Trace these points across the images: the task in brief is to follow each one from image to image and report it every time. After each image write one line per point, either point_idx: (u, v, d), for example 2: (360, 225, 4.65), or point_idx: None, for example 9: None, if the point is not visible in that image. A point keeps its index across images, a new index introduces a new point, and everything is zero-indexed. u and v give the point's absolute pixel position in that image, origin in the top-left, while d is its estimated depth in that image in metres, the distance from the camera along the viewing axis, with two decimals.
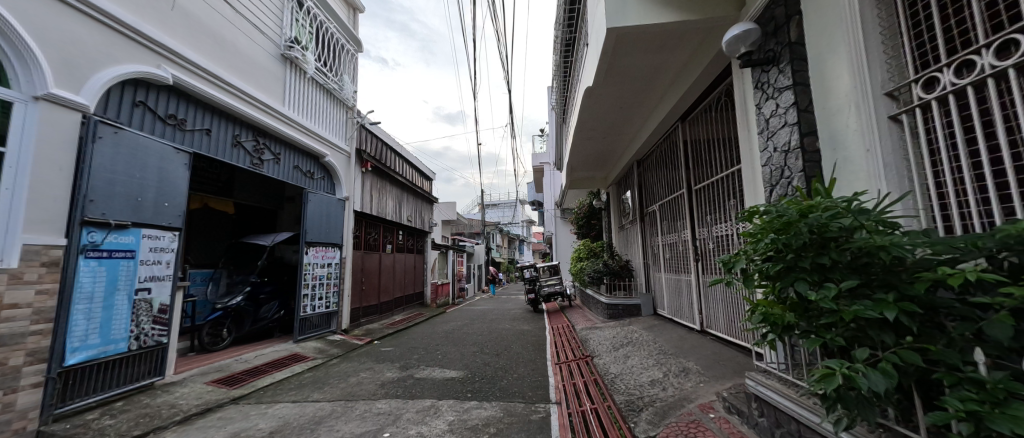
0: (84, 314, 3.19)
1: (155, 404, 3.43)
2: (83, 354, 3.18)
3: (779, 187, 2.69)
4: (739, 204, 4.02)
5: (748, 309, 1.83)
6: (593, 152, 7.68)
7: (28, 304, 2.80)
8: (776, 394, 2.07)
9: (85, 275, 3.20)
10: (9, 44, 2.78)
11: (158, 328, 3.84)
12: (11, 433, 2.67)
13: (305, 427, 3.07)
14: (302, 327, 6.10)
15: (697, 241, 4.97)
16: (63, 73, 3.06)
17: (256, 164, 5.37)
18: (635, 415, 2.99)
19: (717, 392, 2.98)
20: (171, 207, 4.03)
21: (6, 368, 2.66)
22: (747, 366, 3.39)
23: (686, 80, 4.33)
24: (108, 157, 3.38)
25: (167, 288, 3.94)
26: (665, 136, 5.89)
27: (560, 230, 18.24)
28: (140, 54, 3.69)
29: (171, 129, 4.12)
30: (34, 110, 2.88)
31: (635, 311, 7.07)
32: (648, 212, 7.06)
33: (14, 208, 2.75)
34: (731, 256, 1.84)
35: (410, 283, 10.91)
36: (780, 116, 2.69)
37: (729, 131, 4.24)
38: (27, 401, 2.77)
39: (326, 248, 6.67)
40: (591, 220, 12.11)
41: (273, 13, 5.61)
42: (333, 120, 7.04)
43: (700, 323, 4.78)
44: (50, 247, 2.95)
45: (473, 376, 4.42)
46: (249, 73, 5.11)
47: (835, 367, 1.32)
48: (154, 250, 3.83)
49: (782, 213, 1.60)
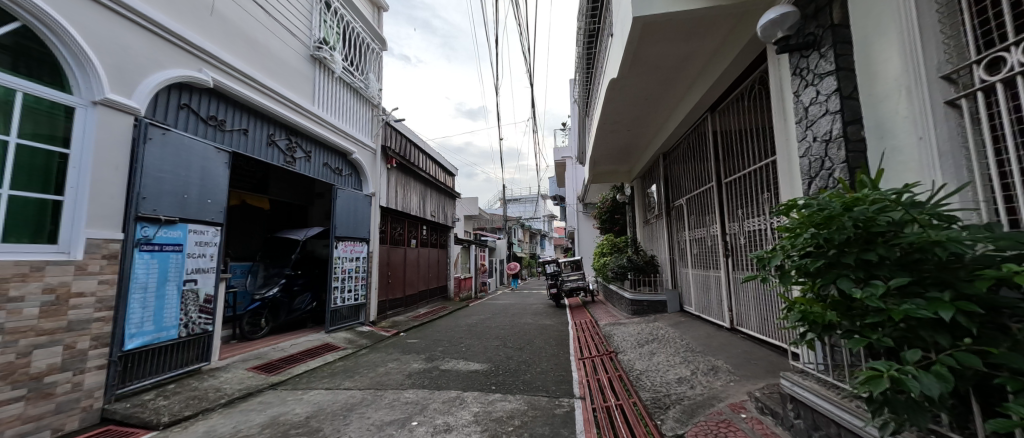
0: (139, 303, 3.45)
1: (203, 388, 3.68)
2: (140, 339, 3.43)
3: (819, 179, 2.55)
4: (773, 197, 3.86)
5: (783, 307, 1.76)
6: (616, 146, 7.55)
7: (92, 293, 3.04)
8: (814, 395, 1.98)
9: (140, 267, 3.46)
10: (71, 53, 3.00)
11: (204, 317, 4.12)
12: (80, 410, 2.92)
13: (338, 413, 3.21)
14: (333, 318, 6.35)
15: (727, 236, 4.81)
16: (116, 78, 3.28)
17: (289, 162, 5.60)
18: (662, 412, 2.94)
19: (749, 391, 2.88)
20: (213, 203, 4.29)
21: (75, 350, 2.91)
22: (780, 366, 3.27)
23: (717, 68, 4.16)
24: (157, 157, 3.62)
25: (211, 280, 4.23)
26: (694, 127, 5.72)
27: (583, 224, 18.07)
28: (183, 58, 3.92)
29: (212, 130, 4.37)
30: (93, 114, 3.11)
31: (660, 308, 6.95)
32: (674, 207, 6.89)
33: (78, 205, 3.00)
34: (765, 251, 1.79)
35: (434, 277, 11.15)
36: (820, 104, 2.53)
37: (762, 121, 4.06)
38: (93, 381, 3.02)
39: (354, 242, 6.89)
40: (614, 214, 11.97)
41: (303, 15, 5.80)
42: (359, 118, 7.23)
43: (730, 320, 4.67)
44: (109, 241, 3.18)
45: (496, 369, 4.48)
46: (282, 74, 5.32)
47: (882, 368, 1.24)
48: (199, 244, 4.10)
49: (823, 206, 1.52)
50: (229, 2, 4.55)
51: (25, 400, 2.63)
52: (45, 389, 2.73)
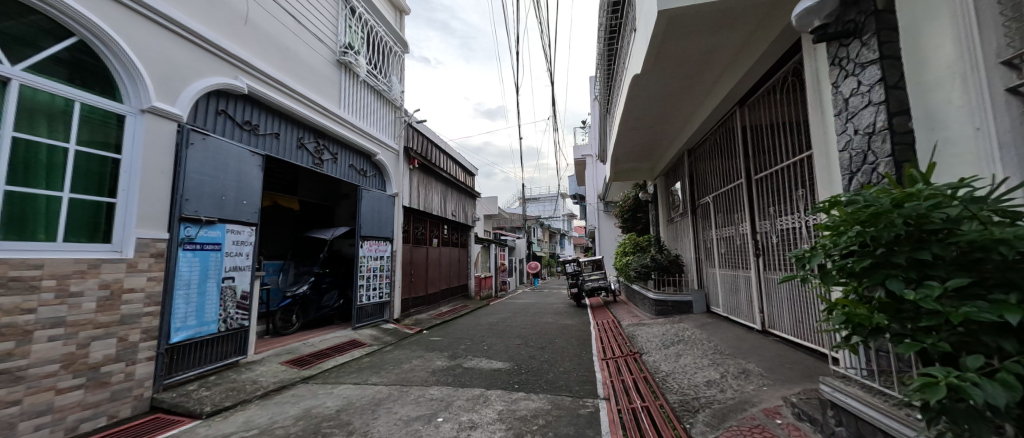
0: (184, 299, 3.66)
1: (241, 380, 3.87)
2: (185, 333, 3.64)
3: (861, 174, 2.39)
4: (807, 194, 3.69)
5: (824, 309, 1.67)
6: (639, 143, 7.39)
7: (142, 289, 3.24)
8: (858, 402, 1.87)
9: (184, 264, 3.68)
10: (122, 64, 3.21)
11: (241, 312, 4.33)
12: (132, 398, 3.13)
13: (367, 407, 3.30)
14: (359, 315, 6.53)
15: (758, 235, 4.63)
16: (161, 87, 3.48)
17: (317, 164, 5.80)
18: (691, 416, 2.86)
19: (783, 397, 2.76)
20: (248, 204, 4.50)
21: (127, 342, 3.12)
22: (817, 370, 3.12)
23: (747, 60, 4.01)
24: (198, 160, 3.83)
25: (247, 277, 4.43)
26: (721, 122, 5.53)
27: (604, 223, 17.83)
28: (220, 67, 4.12)
29: (247, 134, 4.58)
30: (141, 121, 3.32)
31: (685, 309, 6.77)
32: (700, 205, 6.69)
33: (130, 207, 3.21)
34: (805, 250, 1.70)
35: (455, 275, 11.28)
36: (861, 94, 2.39)
37: (795, 115, 3.89)
38: (144, 372, 3.22)
39: (378, 241, 7.06)
40: (636, 212, 11.75)
41: (329, 22, 5.99)
42: (382, 120, 7.39)
43: (762, 322, 4.50)
44: (155, 240, 3.38)
45: (519, 368, 4.49)
46: (310, 79, 5.51)
47: (938, 374, 1.17)
48: (236, 243, 4.32)
49: (869, 203, 1.42)
50: (262, 12, 4.75)
51: (85, 387, 2.84)
52: (101, 378, 2.94)
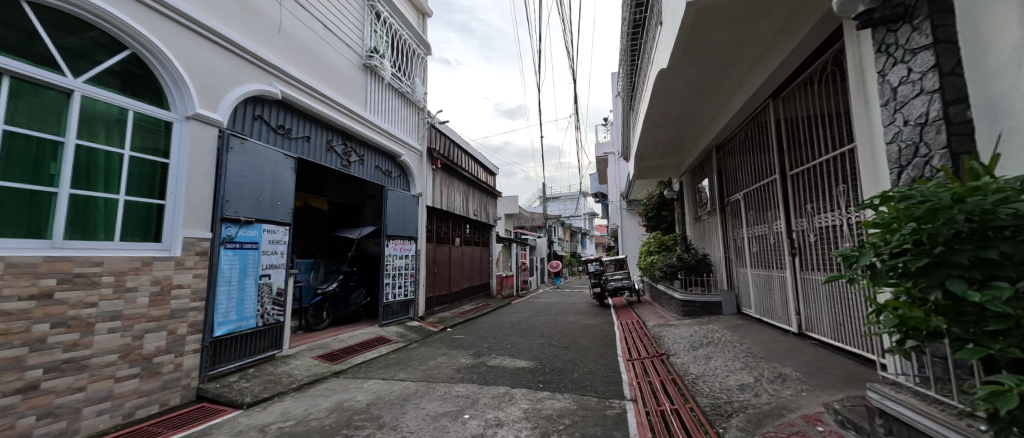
0: (225, 295, 3.86)
1: (278, 373, 4.05)
2: (226, 327, 3.84)
3: (911, 168, 2.23)
4: (849, 190, 3.49)
5: (872, 311, 1.58)
6: (664, 140, 7.21)
7: (188, 285, 3.45)
8: (910, 410, 1.75)
9: (225, 262, 3.88)
10: (168, 74, 3.42)
11: (276, 308, 4.53)
12: (181, 387, 3.34)
13: (395, 402, 3.38)
14: (386, 312, 6.69)
15: (794, 233, 4.42)
16: (203, 94, 3.69)
17: (346, 165, 5.97)
18: (724, 420, 2.77)
19: (824, 403, 2.63)
20: (282, 205, 4.70)
21: (176, 335, 3.32)
22: (861, 376, 2.95)
23: (783, 50, 3.83)
24: (237, 164, 4.03)
25: (281, 275, 4.63)
26: (753, 116, 5.31)
27: (627, 222, 17.53)
28: (256, 74, 4.31)
29: (280, 138, 4.78)
30: (186, 127, 3.53)
31: (714, 310, 6.56)
32: (730, 202, 6.46)
33: (177, 208, 3.43)
34: (852, 249, 1.60)
35: (477, 274, 11.38)
36: (912, 83, 2.22)
37: (835, 106, 3.68)
38: (191, 363, 3.43)
39: (404, 240, 7.22)
40: (661, 210, 11.47)
41: (356, 27, 6.16)
42: (406, 122, 7.54)
43: (798, 324, 4.30)
44: (200, 239, 3.58)
45: (543, 367, 4.48)
46: (338, 83, 5.69)
47: (1009, 383, 1.08)
48: (272, 242, 4.52)
49: (926, 198, 1.33)
50: (294, 20, 4.94)
51: (140, 377, 3.05)
52: (154, 368, 3.15)
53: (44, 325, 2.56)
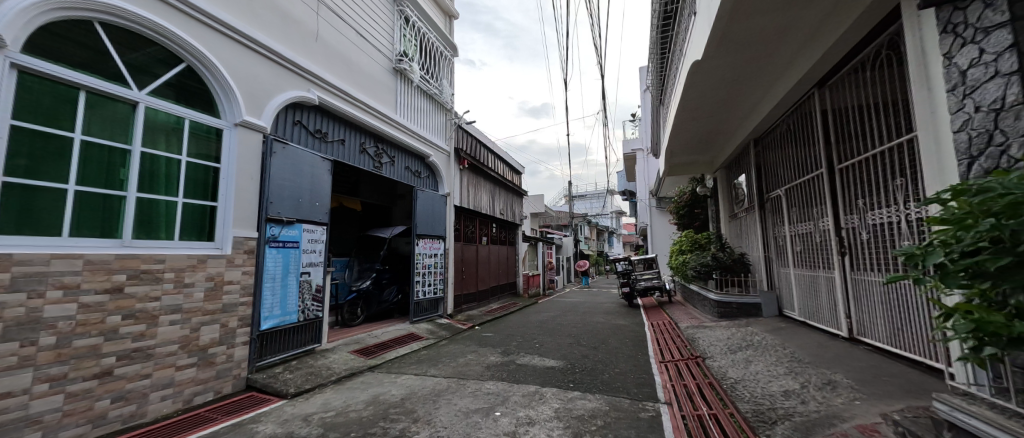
0: (270, 291, 4.09)
1: (318, 366, 4.25)
2: (271, 321, 4.07)
3: (983, 158, 2.04)
4: (907, 184, 3.22)
5: (940, 314, 1.46)
6: (696, 135, 6.93)
7: (238, 281, 3.69)
8: (982, 423, 1.61)
9: (270, 260, 4.11)
10: (219, 84, 3.66)
11: (316, 304, 4.76)
12: (232, 377, 3.57)
13: (428, 397, 3.46)
14: (417, 310, 6.86)
15: (843, 231, 4.14)
16: (249, 102, 3.93)
17: (378, 167, 6.16)
18: (767, 427, 2.64)
19: (881, 413, 2.44)
20: (320, 206, 4.92)
21: (227, 328, 3.56)
22: (924, 386, 2.71)
23: (832, 35, 3.59)
24: (280, 167, 4.26)
25: (320, 272, 4.85)
26: (796, 107, 5.01)
27: (657, 220, 17.05)
28: (295, 81, 4.53)
29: (318, 142, 5.00)
30: (234, 134, 3.77)
31: (752, 311, 6.26)
32: (770, 198, 6.14)
33: (228, 209, 3.67)
34: (917, 248, 1.48)
35: (504, 273, 11.45)
36: (983, 65, 2.04)
37: (890, 93, 3.41)
38: (241, 354, 3.66)
39: (433, 239, 7.37)
40: (694, 208, 11.07)
41: (387, 32, 6.35)
42: (434, 123, 7.69)
43: (848, 328, 4.03)
44: (247, 238, 3.82)
45: (573, 366, 4.44)
46: (370, 87, 5.88)
47: None
48: (311, 241, 4.74)
49: (1007, 190, 1.21)
50: (330, 28, 5.15)
51: (197, 366, 3.29)
52: (209, 358, 3.39)
53: (116, 316, 2.80)
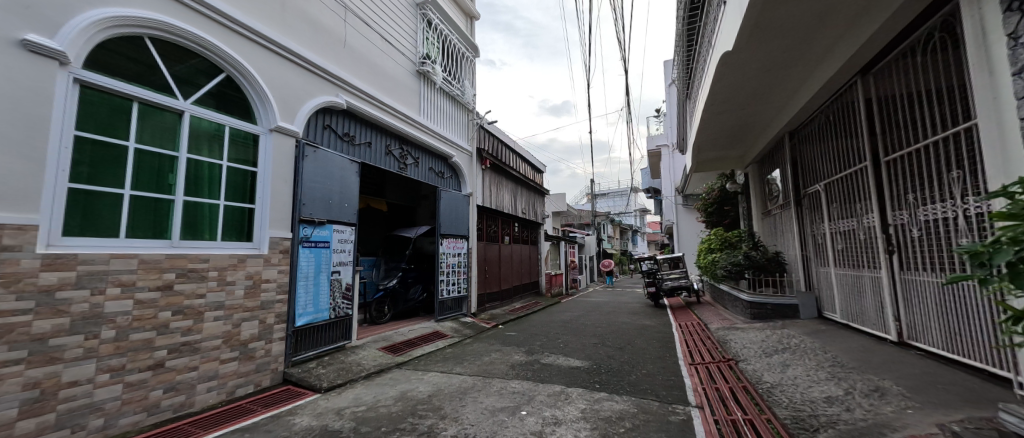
0: (304, 289, 4.26)
1: (348, 362, 4.39)
2: (305, 318, 4.24)
3: None
4: (964, 176, 2.97)
5: (1008, 318, 1.33)
6: (726, 130, 6.67)
7: (275, 279, 3.86)
8: None
9: (303, 259, 4.28)
10: (255, 91, 3.85)
11: (346, 302, 4.92)
12: (270, 371, 3.75)
13: (455, 394, 3.51)
14: (441, 308, 6.97)
15: (889, 228, 3.88)
16: (283, 108, 4.10)
17: (403, 168, 6.29)
18: (807, 435, 2.51)
19: (937, 424, 2.27)
20: (349, 207, 5.08)
21: (265, 324, 3.73)
22: (986, 395, 2.50)
23: (878, 18, 3.36)
24: (312, 170, 4.44)
25: (349, 271, 5.01)
26: (836, 96, 4.72)
27: (684, 218, 16.55)
28: (325, 86, 4.70)
29: (346, 145, 5.15)
30: (270, 139, 3.95)
31: (788, 314, 5.90)
32: (807, 194, 5.83)
33: (264, 211, 3.85)
34: (983, 245, 1.36)
35: (527, 272, 11.43)
36: None
37: (944, 79, 3.16)
38: (278, 349, 3.84)
39: (457, 239, 7.46)
40: (724, 205, 10.68)
41: (410, 36, 6.48)
42: (457, 124, 7.77)
43: (897, 332, 3.77)
44: (282, 238, 4.00)
45: (599, 367, 4.38)
46: (395, 90, 6.01)
47: None
48: (341, 241, 4.90)
49: None
50: (357, 34, 5.31)
51: (238, 360, 3.48)
52: (249, 352, 3.57)
53: (167, 312, 3.00)
